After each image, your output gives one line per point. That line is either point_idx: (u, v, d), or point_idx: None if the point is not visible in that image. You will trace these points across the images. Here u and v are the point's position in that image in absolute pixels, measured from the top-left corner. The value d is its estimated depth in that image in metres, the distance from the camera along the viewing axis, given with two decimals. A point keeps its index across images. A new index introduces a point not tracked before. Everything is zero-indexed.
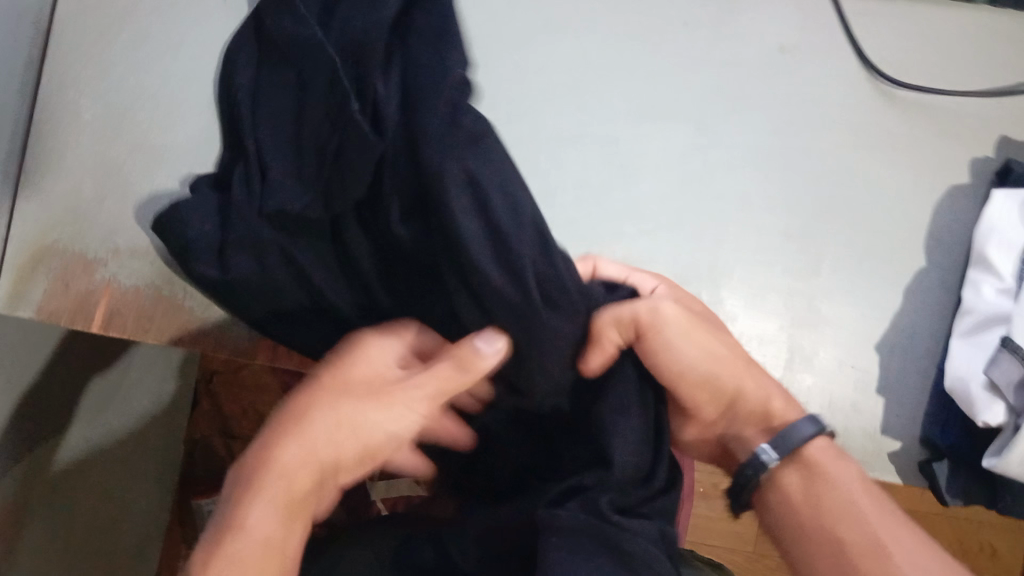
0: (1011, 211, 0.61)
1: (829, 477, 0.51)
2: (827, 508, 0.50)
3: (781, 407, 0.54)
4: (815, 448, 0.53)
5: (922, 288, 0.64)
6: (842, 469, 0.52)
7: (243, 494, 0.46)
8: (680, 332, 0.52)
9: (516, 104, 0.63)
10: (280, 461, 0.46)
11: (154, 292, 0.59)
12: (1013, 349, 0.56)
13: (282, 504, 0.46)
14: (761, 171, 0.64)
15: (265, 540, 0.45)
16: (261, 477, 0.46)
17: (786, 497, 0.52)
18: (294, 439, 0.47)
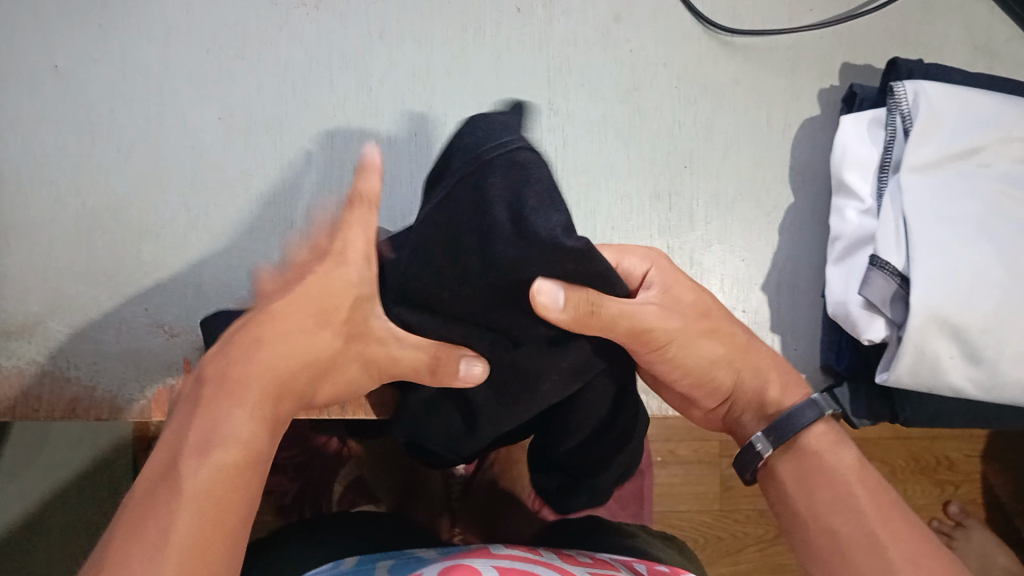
0: (859, 135, 0.63)
1: (821, 459, 0.52)
2: (820, 488, 0.51)
3: (776, 393, 0.55)
4: (812, 436, 0.53)
5: (795, 223, 0.66)
6: (836, 453, 0.52)
7: (208, 407, 0.42)
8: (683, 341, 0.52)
9: (369, 114, 0.64)
10: (235, 418, 0.42)
11: (37, 370, 0.58)
12: (882, 266, 0.57)
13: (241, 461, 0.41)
14: (622, 139, 0.66)
15: (225, 467, 0.40)
16: (250, 375, 0.44)
17: (779, 474, 0.53)
18: (239, 369, 0.44)
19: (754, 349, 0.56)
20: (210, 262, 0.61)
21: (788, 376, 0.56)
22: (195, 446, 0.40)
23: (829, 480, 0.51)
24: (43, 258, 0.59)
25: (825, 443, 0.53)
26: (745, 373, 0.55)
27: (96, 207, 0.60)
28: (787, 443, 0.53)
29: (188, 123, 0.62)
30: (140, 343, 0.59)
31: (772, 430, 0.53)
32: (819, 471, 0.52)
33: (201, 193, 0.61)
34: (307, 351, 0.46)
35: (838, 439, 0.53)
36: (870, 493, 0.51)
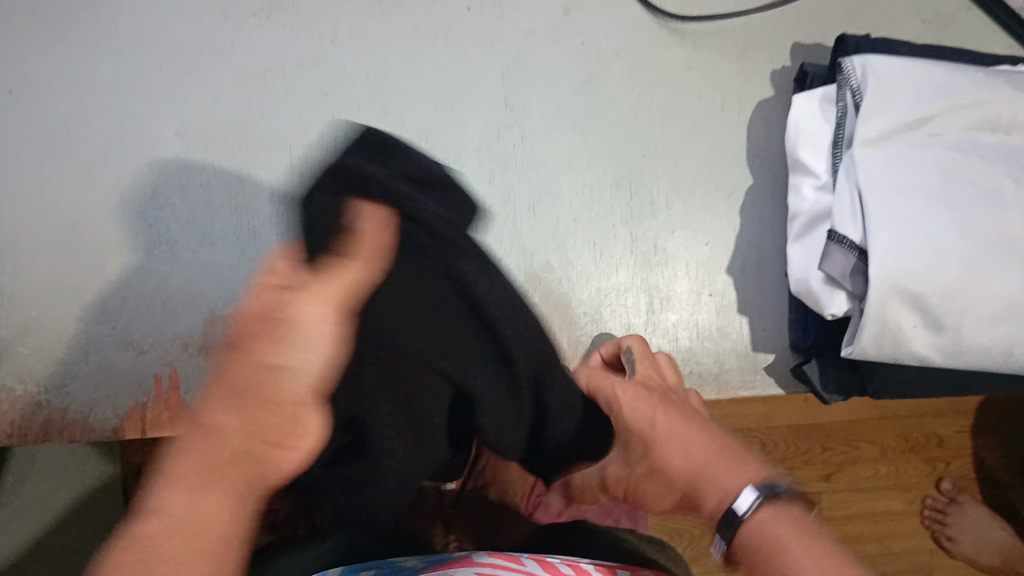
0: (812, 113, 0.64)
1: (777, 554, 0.36)
2: (780, 558, 0.36)
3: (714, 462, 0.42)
4: (765, 517, 0.38)
5: (754, 203, 0.67)
6: (779, 536, 0.37)
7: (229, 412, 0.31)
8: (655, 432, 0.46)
9: (325, 121, 0.64)
10: (175, 490, 0.30)
11: (8, 394, 0.58)
12: (840, 240, 0.58)
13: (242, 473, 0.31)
14: (578, 132, 0.66)
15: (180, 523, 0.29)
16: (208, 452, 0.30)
17: (745, 541, 0.38)
18: (295, 394, 0.31)
19: (708, 429, 0.46)
20: (175, 279, 0.61)
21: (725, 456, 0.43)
22: (224, 388, 0.31)
23: (766, 557, 0.37)
24: (10, 282, 0.60)
25: (782, 521, 0.37)
26: (674, 442, 0.45)
27: (58, 229, 0.60)
28: (735, 538, 0.38)
29: (146, 140, 0.62)
30: (109, 363, 0.59)
31: (721, 521, 0.39)
32: (770, 566, 0.36)
33: (162, 211, 0.62)
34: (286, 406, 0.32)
35: (799, 518, 0.37)
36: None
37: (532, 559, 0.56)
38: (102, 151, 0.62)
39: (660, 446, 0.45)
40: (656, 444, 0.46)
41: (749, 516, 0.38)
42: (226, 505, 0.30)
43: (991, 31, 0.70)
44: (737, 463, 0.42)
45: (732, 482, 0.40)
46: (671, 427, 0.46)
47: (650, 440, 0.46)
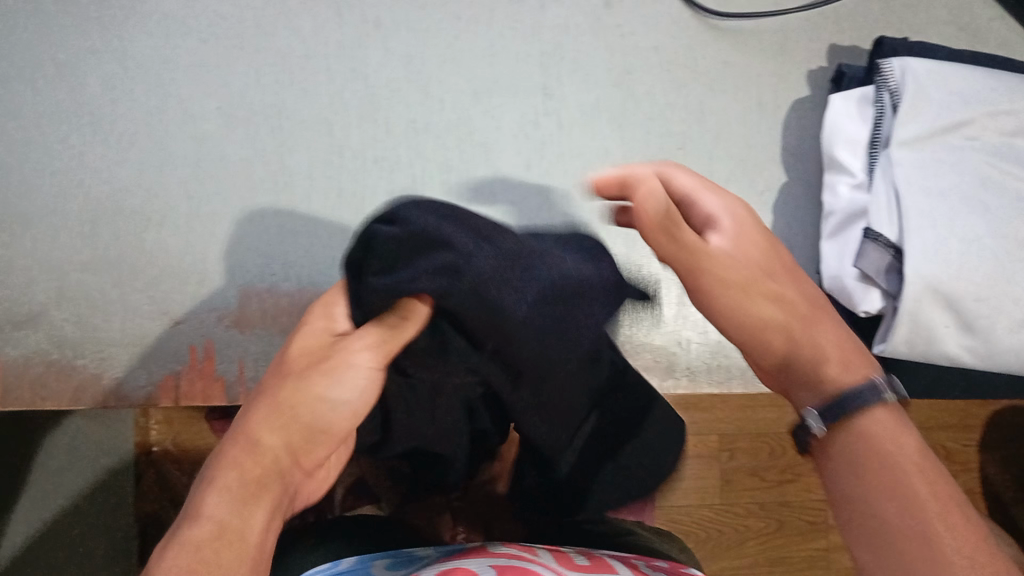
0: (848, 113, 0.64)
1: (878, 437, 0.42)
2: (874, 457, 0.41)
3: (836, 371, 0.44)
4: (879, 416, 0.42)
5: (787, 201, 0.67)
6: (899, 442, 0.41)
7: (221, 466, 0.41)
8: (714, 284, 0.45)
9: (366, 101, 0.64)
10: (191, 525, 0.39)
11: (44, 358, 0.59)
12: (875, 238, 0.58)
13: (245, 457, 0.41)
14: (615, 124, 0.67)
15: (191, 540, 0.38)
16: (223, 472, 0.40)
17: (841, 450, 0.42)
18: (232, 444, 0.41)
19: (818, 317, 0.46)
20: (213, 253, 0.61)
21: (851, 344, 0.46)
22: (241, 449, 0.41)
23: (882, 464, 0.41)
24: (50, 248, 0.60)
25: (884, 425, 0.42)
26: (801, 334, 0.45)
27: (98, 198, 0.61)
28: (842, 420, 0.43)
29: (188, 114, 0.63)
30: (146, 330, 0.60)
31: (828, 402, 0.43)
32: (876, 457, 0.41)
33: (202, 185, 0.62)
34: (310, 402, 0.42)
35: (901, 422, 0.42)
36: (934, 491, 0.39)
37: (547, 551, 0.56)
38: (145, 123, 0.62)
39: (749, 303, 0.45)
40: (792, 322, 0.46)
41: (868, 409, 0.42)
42: (260, 525, 0.40)
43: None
44: (869, 361, 0.46)
45: (851, 374, 0.44)
46: (776, 325, 0.45)
47: (738, 293, 0.45)
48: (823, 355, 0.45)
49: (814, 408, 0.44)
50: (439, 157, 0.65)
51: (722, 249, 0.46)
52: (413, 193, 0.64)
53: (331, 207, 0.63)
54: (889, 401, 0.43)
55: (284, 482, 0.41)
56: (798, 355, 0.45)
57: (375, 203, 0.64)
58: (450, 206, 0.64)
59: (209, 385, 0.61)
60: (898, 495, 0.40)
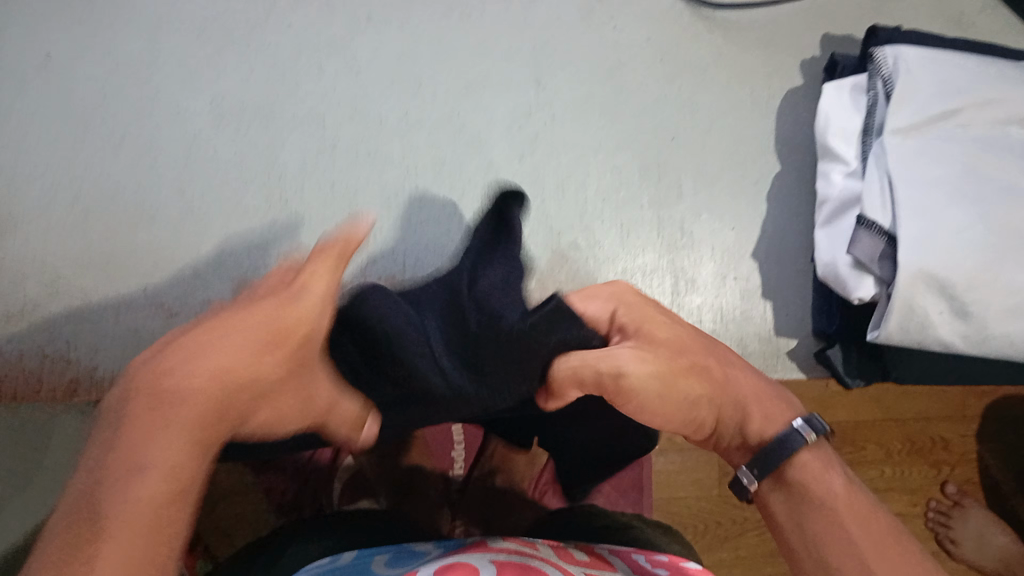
0: (841, 102, 0.64)
1: (816, 482, 0.42)
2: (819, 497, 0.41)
3: (770, 404, 0.46)
4: (807, 459, 0.43)
5: (781, 191, 0.67)
6: (824, 482, 0.42)
7: (204, 336, 0.37)
8: (644, 404, 0.44)
9: (358, 96, 0.64)
10: (196, 363, 0.35)
11: (38, 353, 0.59)
12: (869, 225, 0.58)
13: (269, 363, 0.38)
14: (607, 115, 0.67)
15: (197, 401, 0.34)
16: (171, 392, 0.34)
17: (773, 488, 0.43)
18: (184, 385, 0.34)
19: (724, 356, 0.49)
20: (208, 246, 0.61)
21: (761, 383, 0.48)
22: (150, 390, 0.34)
23: (817, 500, 0.41)
24: (44, 244, 0.60)
25: (815, 466, 0.43)
26: (722, 395, 0.46)
27: (93, 192, 0.61)
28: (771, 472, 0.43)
29: (180, 109, 0.63)
30: (140, 324, 0.60)
31: (755, 458, 0.44)
32: (812, 500, 0.41)
33: (195, 180, 0.62)
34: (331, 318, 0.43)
35: (830, 464, 0.43)
36: (859, 519, 0.39)
37: (547, 547, 0.56)
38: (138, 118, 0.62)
39: (675, 388, 0.44)
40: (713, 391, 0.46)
41: (793, 454, 0.43)
42: (178, 440, 0.33)
43: (1016, 27, 0.71)
44: (787, 408, 0.46)
45: (772, 430, 0.45)
46: (704, 400, 0.45)
47: (660, 383, 0.44)
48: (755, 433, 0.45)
49: (800, 419, 0.44)
50: (431, 150, 0.64)
51: (641, 365, 0.43)
52: (405, 185, 0.64)
53: (324, 200, 0.63)
54: (819, 439, 0.43)
55: (240, 421, 0.37)
56: (740, 395, 0.46)
57: (368, 196, 0.63)
58: (442, 198, 0.64)
59: None
60: (835, 537, 0.39)
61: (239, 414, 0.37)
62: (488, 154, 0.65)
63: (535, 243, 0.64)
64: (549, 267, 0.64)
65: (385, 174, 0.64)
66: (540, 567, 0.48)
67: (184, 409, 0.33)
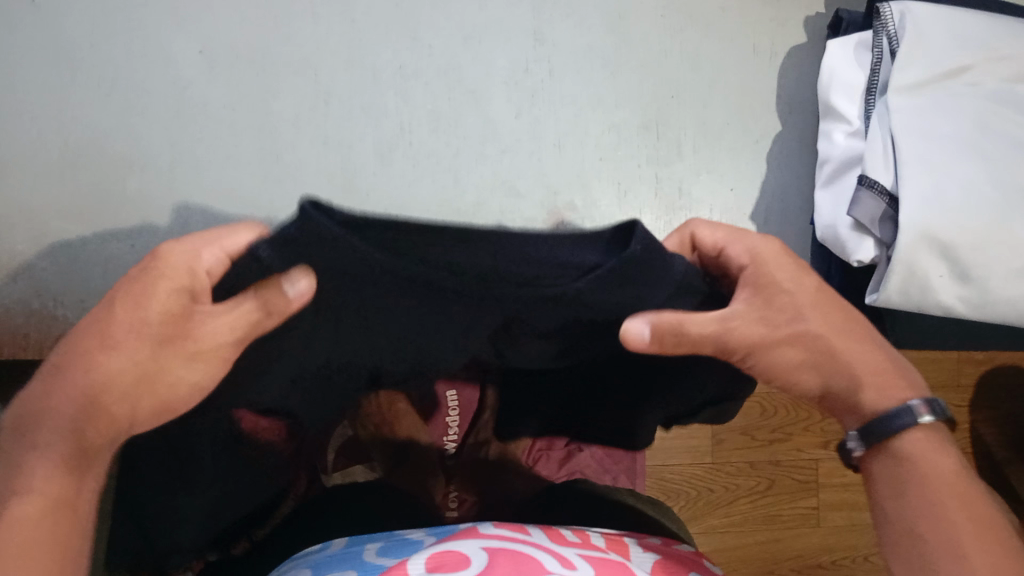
0: (846, 59, 0.63)
1: (920, 461, 0.47)
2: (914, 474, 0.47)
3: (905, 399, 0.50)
4: (913, 437, 0.48)
5: (782, 149, 0.67)
6: (934, 462, 0.47)
7: (20, 452, 0.43)
8: (838, 341, 0.49)
9: (352, 46, 0.62)
10: (39, 474, 0.42)
11: (23, 308, 0.59)
12: (870, 186, 0.57)
13: (70, 445, 0.44)
14: (608, 70, 0.65)
15: (29, 517, 0.41)
16: (45, 432, 0.44)
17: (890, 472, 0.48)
18: (46, 429, 0.44)
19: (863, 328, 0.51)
20: (196, 199, 0.60)
21: (886, 372, 0.50)
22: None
23: (923, 475, 0.47)
24: (25, 196, 0.58)
25: (931, 450, 0.48)
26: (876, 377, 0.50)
27: (79, 143, 0.59)
28: (876, 445, 0.49)
29: (169, 57, 0.60)
30: (127, 281, 0.60)
31: (864, 426, 0.49)
32: (917, 475, 0.47)
33: (186, 133, 0.60)
34: (108, 363, 0.45)
35: (942, 446, 0.48)
36: (967, 519, 0.45)
37: (538, 529, 0.55)
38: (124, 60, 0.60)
39: (842, 347, 0.50)
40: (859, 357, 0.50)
41: (901, 430, 0.48)
42: (40, 481, 0.42)
43: None
44: (908, 385, 0.50)
45: (886, 402, 0.49)
46: (883, 367, 0.50)
47: (833, 337, 0.49)
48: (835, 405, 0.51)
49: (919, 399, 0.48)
50: (428, 104, 0.63)
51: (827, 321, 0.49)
52: (400, 140, 0.63)
53: (318, 152, 0.62)
54: (935, 420, 0.48)
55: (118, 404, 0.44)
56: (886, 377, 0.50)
57: (362, 150, 0.62)
58: (438, 154, 0.63)
59: None
60: (939, 523, 0.45)
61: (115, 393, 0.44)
62: (482, 108, 0.64)
63: (531, 204, 0.64)
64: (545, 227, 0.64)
65: (379, 127, 0.62)
66: (533, 554, 0.48)
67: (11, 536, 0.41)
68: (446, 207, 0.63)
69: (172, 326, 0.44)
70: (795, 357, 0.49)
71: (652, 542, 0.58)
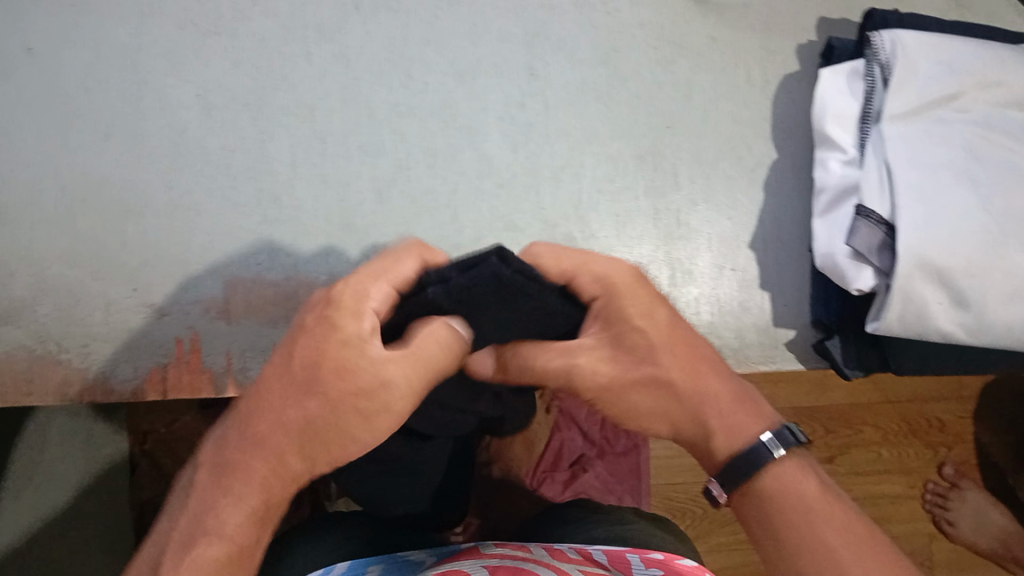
0: (838, 87, 0.63)
1: (786, 493, 0.49)
2: (784, 509, 0.49)
3: (752, 422, 0.51)
4: (782, 470, 0.50)
5: (778, 178, 0.66)
6: (799, 488, 0.49)
7: (205, 500, 0.48)
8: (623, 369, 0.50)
9: (347, 86, 0.63)
10: (205, 546, 0.47)
11: (27, 355, 0.59)
12: (868, 215, 0.57)
13: (255, 491, 0.47)
14: (601, 102, 0.65)
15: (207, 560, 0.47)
16: (236, 487, 0.47)
17: (772, 510, 0.49)
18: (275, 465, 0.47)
19: (710, 368, 0.51)
20: (195, 241, 0.60)
21: (734, 400, 0.51)
22: (179, 546, 0.48)
23: (799, 510, 0.48)
24: (27, 242, 0.58)
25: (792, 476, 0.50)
26: (692, 393, 0.50)
27: (75, 189, 0.59)
28: (742, 485, 0.50)
29: (165, 102, 0.61)
30: (129, 324, 0.59)
31: (725, 468, 0.50)
32: (783, 504, 0.49)
33: (184, 177, 0.60)
34: (295, 415, 0.46)
35: (803, 470, 0.50)
36: (836, 530, 0.47)
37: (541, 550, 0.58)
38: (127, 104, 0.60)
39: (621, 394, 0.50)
40: (679, 381, 0.50)
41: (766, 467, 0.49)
42: (229, 531, 0.47)
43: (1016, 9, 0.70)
44: (756, 416, 0.51)
45: (738, 441, 0.50)
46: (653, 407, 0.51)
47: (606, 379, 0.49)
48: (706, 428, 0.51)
49: (769, 433, 0.50)
50: (424, 141, 0.63)
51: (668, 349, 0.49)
52: (397, 176, 0.63)
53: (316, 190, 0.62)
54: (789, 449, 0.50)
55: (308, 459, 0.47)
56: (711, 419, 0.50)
57: (361, 187, 0.62)
58: (435, 191, 0.63)
59: (196, 378, 0.60)
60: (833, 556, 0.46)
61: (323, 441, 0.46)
62: (477, 143, 0.64)
63: (530, 238, 0.63)
64: None
65: (376, 165, 0.62)
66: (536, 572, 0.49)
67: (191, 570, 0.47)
68: (444, 243, 0.63)
69: (337, 394, 0.45)
70: (646, 400, 0.50)
71: (653, 555, 0.58)
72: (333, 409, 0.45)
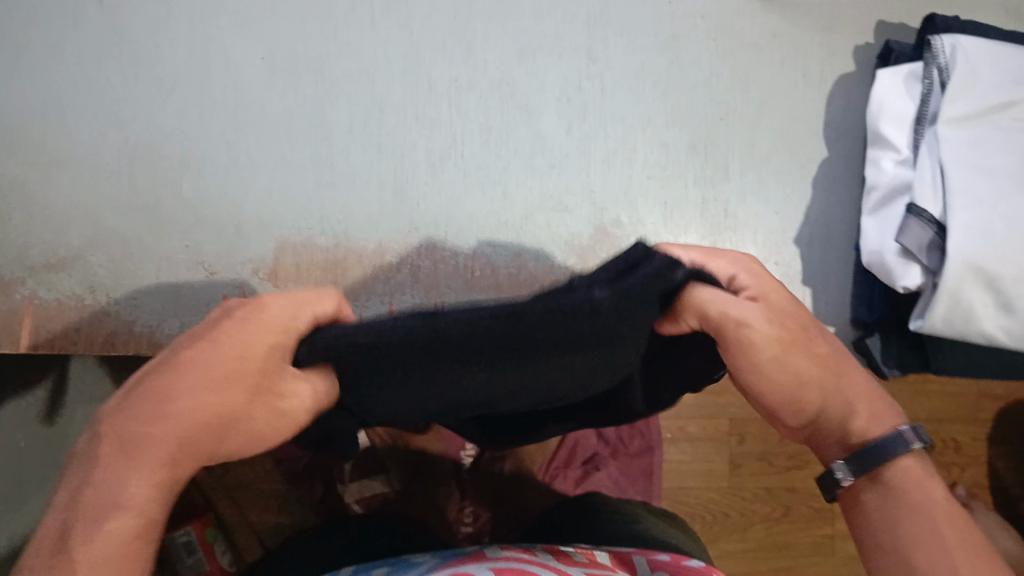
0: (895, 88, 0.63)
1: (912, 487, 0.44)
2: (896, 507, 0.43)
3: (874, 410, 0.47)
4: (903, 466, 0.45)
5: (828, 175, 0.67)
6: (926, 489, 0.44)
7: (110, 461, 0.34)
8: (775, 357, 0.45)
9: (409, 58, 0.63)
10: (83, 553, 0.32)
11: (77, 303, 0.59)
12: (919, 214, 0.58)
13: (163, 455, 0.34)
14: (658, 90, 0.66)
15: (119, 538, 0.33)
16: (137, 462, 0.34)
17: (883, 509, 0.44)
18: (193, 428, 0.35)
19: (840, 365, 0.47)
20: (249, 202, 0.61)
21: (877, 401, 0.47)
22: (87, 517, 0.33)
23: (911, 502, 0.43)
24: (85, 191, 0.59)
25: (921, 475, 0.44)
26: (834, 390, 0.47)
27: (136, 143, 0.60)
28: (867, 470, 0.45)
29: (229, 61, 0.61)
30: (180, 280, 0.60)
31: (854, 455, 0.45)
32: (912, 499, 0.43)
33: (243, 137, 0.61)
34: (207, 398, 0.36)
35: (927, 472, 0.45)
36: (967, 541, 0.41)
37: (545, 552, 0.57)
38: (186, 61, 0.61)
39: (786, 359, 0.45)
40: (826, 377, 0.46)
41: (894, 456, 0.44)
42: (140, 494, 0.34)
43: None
44: (897, 412, 0.47)
45: (877, 426, 0.46)
46: (812, 380, 0.46)
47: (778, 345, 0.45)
48: (843, 426, 0.47)
49: (908, 425, 0.45)
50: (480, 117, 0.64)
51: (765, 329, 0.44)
52: (452, 149, 0.63)
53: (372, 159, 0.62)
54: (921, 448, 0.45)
55: (211, 453, 0.37)
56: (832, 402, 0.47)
57: (416, 160, 0.63)
58: (489, 167, 0.64)
59: None
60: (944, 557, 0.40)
61: (215, 441, 0.37)
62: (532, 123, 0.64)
63: (580, 220, 0.64)
64: (592, 241, 0.64)
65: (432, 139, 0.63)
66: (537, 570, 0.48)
67: (95, 553, 0.32)
68: (494, 218, 0.63)
69: (254, 385, 0.37)
70: (780, 377, 0.46)
71: (661, 559, 0.56)
72: (242, 382, 0.37)
